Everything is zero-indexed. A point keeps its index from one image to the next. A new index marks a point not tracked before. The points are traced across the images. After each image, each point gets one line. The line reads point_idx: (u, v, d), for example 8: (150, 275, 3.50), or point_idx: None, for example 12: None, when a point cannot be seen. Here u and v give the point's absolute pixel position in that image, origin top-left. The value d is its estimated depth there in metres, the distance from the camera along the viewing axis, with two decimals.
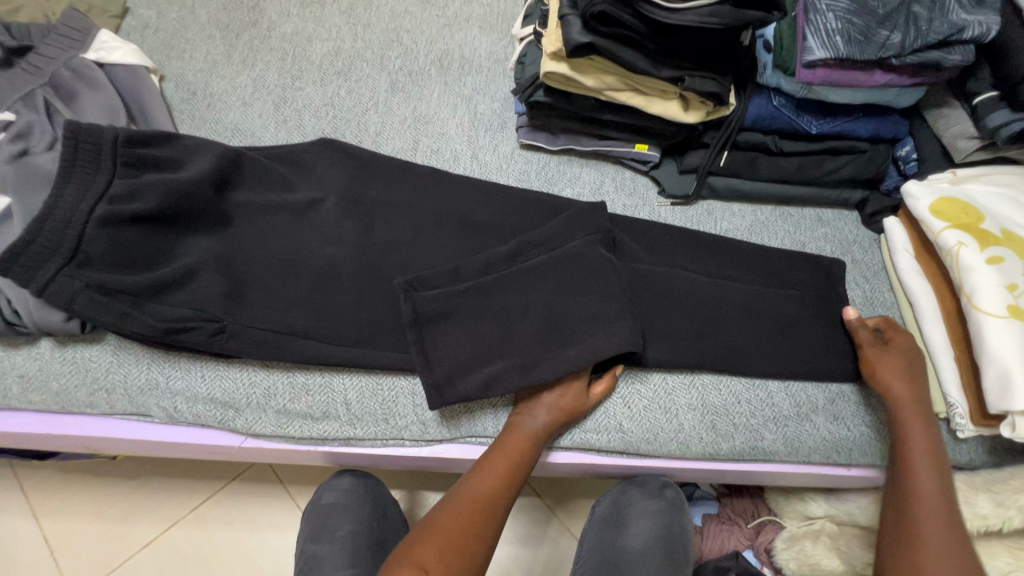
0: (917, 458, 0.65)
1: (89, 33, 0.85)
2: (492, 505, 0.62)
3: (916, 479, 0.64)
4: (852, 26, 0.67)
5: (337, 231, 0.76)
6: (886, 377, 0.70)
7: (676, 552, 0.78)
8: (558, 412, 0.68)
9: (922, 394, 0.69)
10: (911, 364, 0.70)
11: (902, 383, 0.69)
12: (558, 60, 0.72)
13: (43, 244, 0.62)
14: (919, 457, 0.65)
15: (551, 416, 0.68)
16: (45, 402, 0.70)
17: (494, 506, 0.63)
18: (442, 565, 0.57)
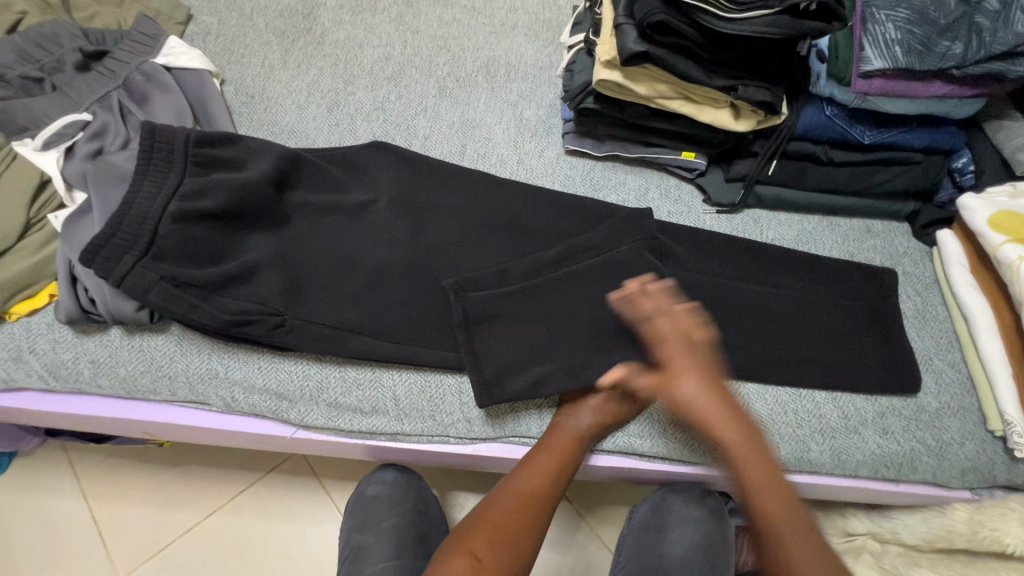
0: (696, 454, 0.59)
1: (159, 39, 0.90)
2: (540, 500, 0.64)
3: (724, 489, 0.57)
4: (912, 37, 0.67)
5: (389, 232, 0.79)
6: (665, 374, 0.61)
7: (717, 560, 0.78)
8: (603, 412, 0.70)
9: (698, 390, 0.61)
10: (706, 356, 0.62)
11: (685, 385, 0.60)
12: (612, 68, 0.73)
13: (123, 237, 0.66)
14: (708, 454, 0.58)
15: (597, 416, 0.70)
16: (112, 387, 0.73)
17: (542, 501, 0.64)
18: (494, 554, 0.59)
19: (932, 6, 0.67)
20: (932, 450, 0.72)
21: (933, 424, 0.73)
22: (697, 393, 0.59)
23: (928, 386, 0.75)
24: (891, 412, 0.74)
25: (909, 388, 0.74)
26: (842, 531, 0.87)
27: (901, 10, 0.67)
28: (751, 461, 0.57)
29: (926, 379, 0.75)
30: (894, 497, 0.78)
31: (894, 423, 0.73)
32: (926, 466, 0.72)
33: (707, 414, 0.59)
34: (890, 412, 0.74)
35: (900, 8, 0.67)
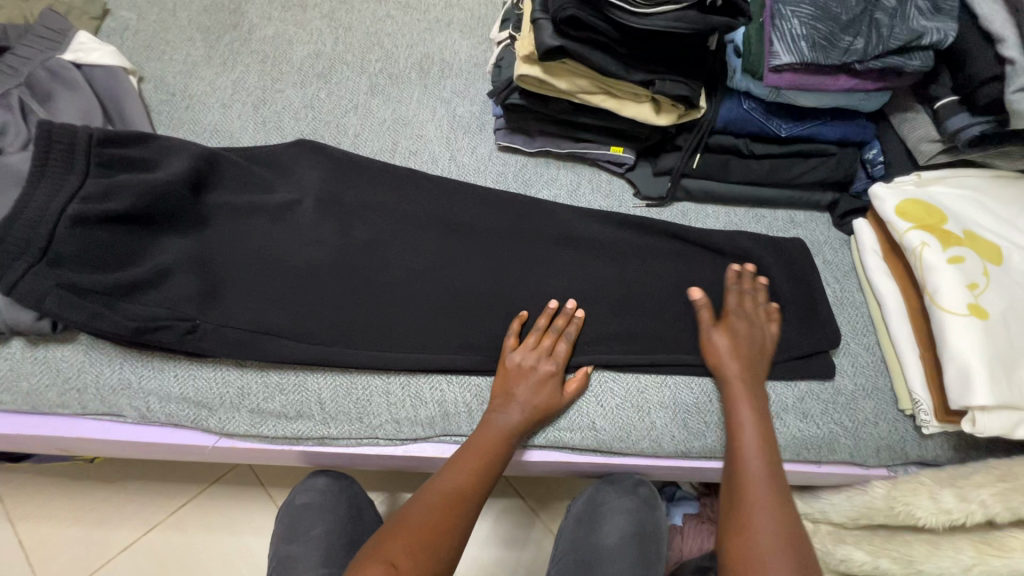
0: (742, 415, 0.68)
1: (67, 35, 0.86)
2: (464, 505, 0.63)
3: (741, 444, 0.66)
4: (816, 32, 0.69)
5: (314, 233, 0.77)
6: (718, 355, 0.72)
7: (649, 548, 0.79)
8: (530, 405, 0.69)
9: (753, 371, 0.71)
10: (745, 344, 0.73)
11: (732, 361, 0.71)
12: (532, 64, 0.73)
13: (15, 242, 0.62)
14: (745, 413, 0.68)
15: (524, 407, 0.69)
16: (15, 402, 0.69)
17: (467, 505, 0.63)
18: (411, 562, 0.57)
19: (835, 3, 0.69)
20: (849, 432, 0.75)
21: (849, 406, 0.76)
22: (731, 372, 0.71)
23: (844, 368, 0.78)
24: (810, 396, 0.76)
25: (825, 373, 0.77)
26: None
27: (805, 6, 0.69)
28: (749, 442, 0.66)
29: (843, 363, 0.78)
30: (818, 478, 0.81)
31: (813, 406, 0.76)
32: (842, 446, 0.75)
33: (735, 387, 0.70)
34: (809, 396, 0.76)
35: (804, 4, 0.69)
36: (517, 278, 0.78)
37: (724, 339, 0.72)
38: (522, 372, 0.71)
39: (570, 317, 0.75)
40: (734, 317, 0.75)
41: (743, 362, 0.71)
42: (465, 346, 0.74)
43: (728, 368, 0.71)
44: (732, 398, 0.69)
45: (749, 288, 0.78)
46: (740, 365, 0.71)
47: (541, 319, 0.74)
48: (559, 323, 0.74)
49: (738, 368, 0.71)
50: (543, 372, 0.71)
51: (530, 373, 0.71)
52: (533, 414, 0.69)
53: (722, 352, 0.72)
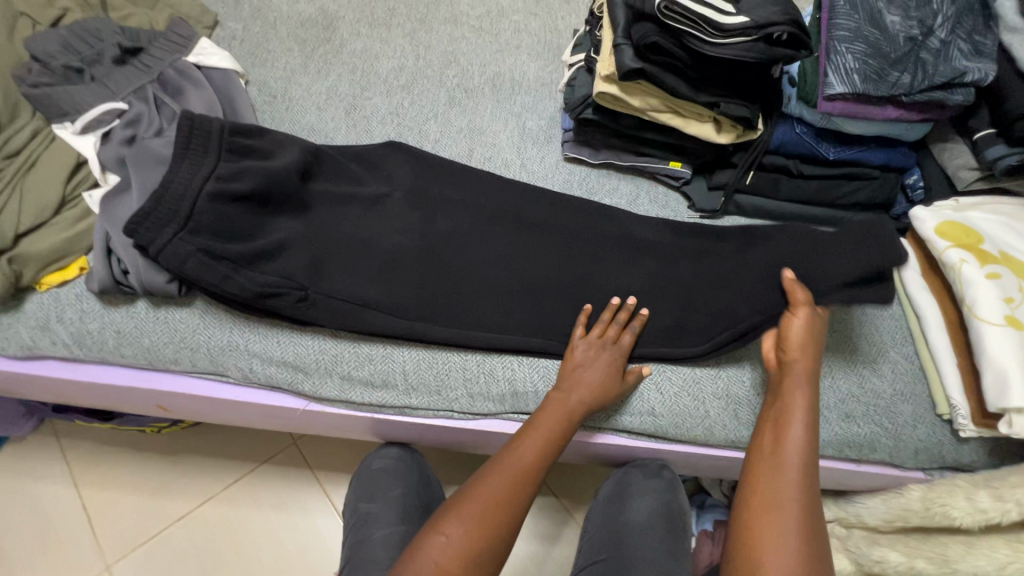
0: (794, 394, 0.72)
1: (192, 40, 0.97)
2: (524, 477, 0.68)
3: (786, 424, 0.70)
4: (868, 67, 0.77)
5: (403, 222, 0.85)
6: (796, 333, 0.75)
7: (673, 523, 0.86)
8: (596, 386, 0.75)
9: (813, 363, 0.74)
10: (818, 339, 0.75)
11: (801, 351, 0.74)
12: (610, 82, 0.82)
13: (164, 211, 0.72)
14: (799, 398, 0.72)
15: (590, 387, 0.75)
16: (135, 356, 0.77)
17: (529, 475, 0.69)
18: (464, 532, 0.63)
19: (885, 42, 0.78)
20: (889, 433, 0.80)
21: (889, 408, 0.81)
22: (800, 351, 0.74)
23: (885, 373, 0.83)
24: (852, 398, 0.82)
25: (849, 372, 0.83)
26: None
27: (859, 43, 0.78)
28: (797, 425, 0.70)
29: (884, 368, 0.84)
30: (856, 477, 0.86)
31: (855, 408, 0.81)
32: (882, 445, 0.80)
33: (801, 367, 0.74)
34: (851, 398, 0.82)
35: (857, 42, 0.78)
36: (583, 274, 0.86)
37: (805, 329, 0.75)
38: (589, 359, 0.77)
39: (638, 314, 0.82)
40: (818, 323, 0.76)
41: (809, 348, 0.75)
42: (537, 330, 0.81)
43: (800, 347, 0.75)
44: (788, 381, 0.73)
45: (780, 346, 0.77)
46: (808, 347, 0.75)
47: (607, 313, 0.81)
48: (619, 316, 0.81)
49: (805, 354, 0.74)
50: (609, 359, 0.77)
51: (596, 358, 0.77)
52: (594, 395, 0.75)
53: (794, 333, 0.75)
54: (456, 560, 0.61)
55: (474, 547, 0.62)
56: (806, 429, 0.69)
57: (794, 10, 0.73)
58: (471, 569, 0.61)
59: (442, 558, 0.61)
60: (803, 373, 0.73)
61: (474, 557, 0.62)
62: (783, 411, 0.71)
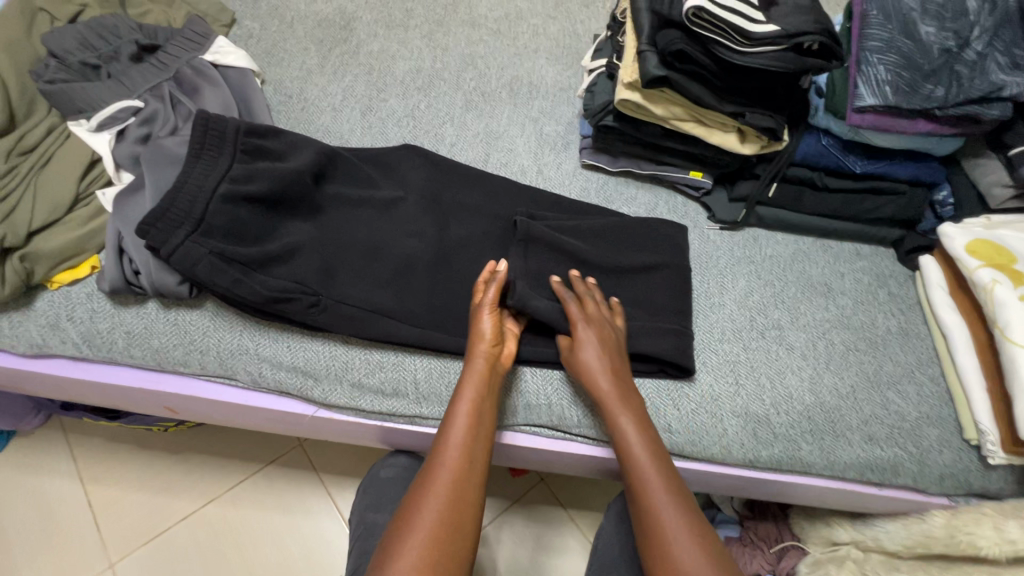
0: (615, 403, 0.70)
1: (209, 38, 0.96)
2: (460, 485, 0.61)
3: (625, 440, 0.68)
4: (900, 79, 0.75)
5: (417, 226, 0.83)
6: (579, 344, 0.73)
7: None
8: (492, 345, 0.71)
9: (617, 368, 0.73)
10: (603, 341, 0.73)
11: (595, 363, 0.72)
12: (632, 90, 0.80)
13: (176, 212, 0.71)
14: (620, 410, 0.70)
15: (487, 351, 0.71)
16: (143, 357, 0.76)
17: (462, 479, 0.61)
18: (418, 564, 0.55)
19: (918, 53, 0.76)
20: (913, 457, 0.77)
21: (914, 432, 0.78)
22: (588, 358, 0.72)
23: (910, 396, 0.80)
24: (875, 420, 0.79)
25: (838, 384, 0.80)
26: (828, 541, 0.96)
27: (891, 54, 0.76)
28: (631, 434, 0.69)
29: (909, 390, 0.81)
30: (878, 502, 0.84)
31: (878, 430, 0.78)
32: (907, 470, 0.77)
33: (596, 379, 0.71)
34: (874, 420, 0.79)
35: (889, 53, 0.76)
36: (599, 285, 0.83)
37: (586, 335, 0.73)
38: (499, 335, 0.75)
39: (586, 296, 0.77)
40: (587, 320, 0.74)
41: (600, 352, 0.72)
42: (551, 340, 0.79)
43: (587, 351, 0.72)
44: (605, 394, 0.71)
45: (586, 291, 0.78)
46: (595, 352, 0.72)
47: (567, 307, 0.75)
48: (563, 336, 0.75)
49: (589, 358, 0.72)
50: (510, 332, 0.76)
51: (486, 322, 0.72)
52: (493, 359, 0.71)
53: (591, 371, 0.71)
54: None
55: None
56: (644, 434, 0.69)
57: (826, 19, 0.71)
58: None
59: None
60: (606, 385, 0.71)
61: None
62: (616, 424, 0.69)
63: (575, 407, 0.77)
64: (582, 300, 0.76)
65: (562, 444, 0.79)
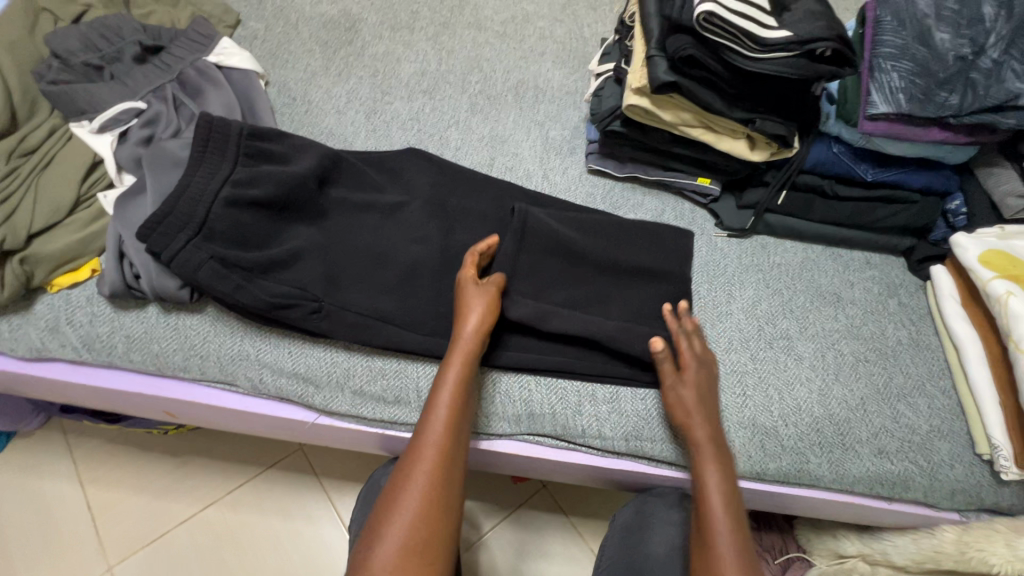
0: (698, 429, 0.70)
1: (213, 40, 0.95)
2: (444, 460, 0.62)
3: (704, 466, 0.68)
4: (914, 86, 0.74)
5: (421, 231, 0.82)
6: (687, 381, 0.73)
7: None
8: (481, 323, 0.70)
9: (709, 397, 0.72)
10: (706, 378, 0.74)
11: (692, 393, 0.72)
12: (641, 95, 0.79)
13: (178, 217, 0.70)
14: (701, 435, 0.70)
15: (475, 328, 0.70)
16: (143, 362, 0.76)
17: (447, 454, 0.63)
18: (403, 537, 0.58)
19: (933, 61, 0.74)
20: (925, 471, 0.76)
21: (925, 446, 0.77)
22: (688, 390, 0.72)
23: (921, 408, 0.79)
24: (885, 433, 0.77)
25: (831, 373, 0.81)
26: (834, 553, 0.95)
27: (905, 61, 0.74)
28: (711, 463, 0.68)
29: (920, 403, 0.79)
30: (887, 516, 0.82)
31: (888, 443, 0.77)
32: (917, 484, 0.76)
33: (691, 406, 0.71)
34: (883, 433, 0.77)
35: (903, 60, 0.75)
36: (605, 292, 0.82)
37: (693, 375, 0.73)
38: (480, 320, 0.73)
39: (699, 336, 0.77)
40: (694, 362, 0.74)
41: (703, 391, 0.72)
42: (556, 349, 0.78)
43: (687, 387, 0.72)
44: (688, 419, 0.71)
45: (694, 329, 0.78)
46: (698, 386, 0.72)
47: (679, 341, 0.75)
48: (669, 360, 0.74)
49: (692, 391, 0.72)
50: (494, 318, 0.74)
51: (474, 300, 0.72)
52: (481, 335, 0.70)
53: (687, 406, 0.71)
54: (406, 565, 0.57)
55: (414, 547, 0.57)
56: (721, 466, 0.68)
57: (840, 26, 0.70)
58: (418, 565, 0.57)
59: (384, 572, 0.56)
60: (701, 416, 0.71)
61: (414, 559, 0.57)
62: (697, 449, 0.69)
63: (580, 417, 0.76)
64: (692, 338, 0.77)
65: (567, 455, 0.78)
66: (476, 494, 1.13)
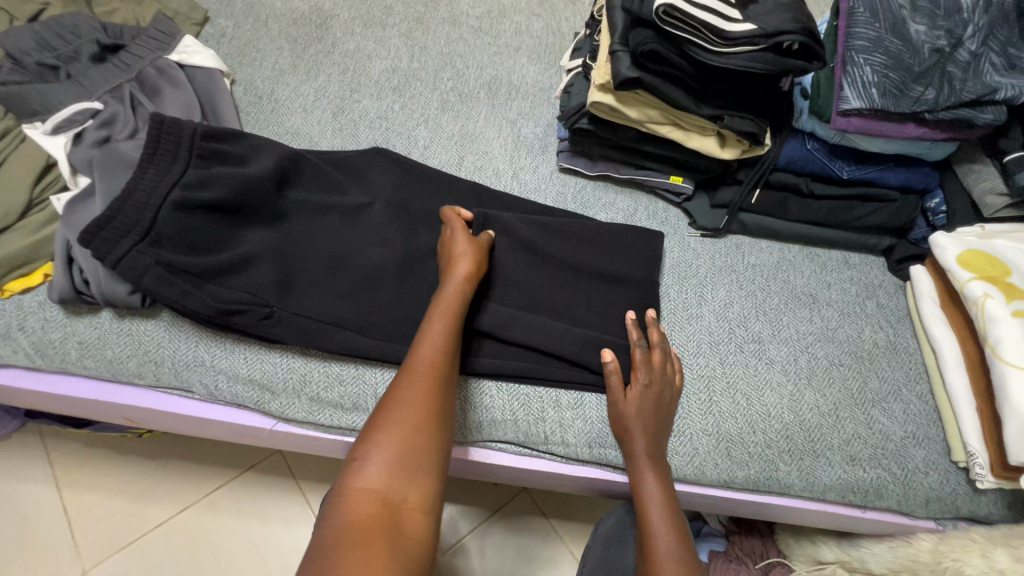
0: (637, 436, 0.69)
1: (175, 37, 0.93)
2: (437, 380, 0.62)
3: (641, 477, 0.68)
4: (887, 80, 0.71)
5: (382, 234, 0.80)
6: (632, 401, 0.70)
7: None
8: (469, 273, 0.71)
9: (657, 403, 0.71)
10: (655, 397, 0.71)
11: (631, 405, 0.70)
12: (605, 92, 0.77)
13: (124, 220, 0.69)
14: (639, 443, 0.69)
15: (464, 274, 0.71)
16: (97, 368, 0.74)
17: (443, 376, 0.63)
18: (398, 449, 0.56)
19: (908, 54, 0.71)
20: (898, 478, 0.73)
21: (899, 453, 0.74)
22: (627, 404, 0.70)
23: (896, 415, 0.77)
24: (857, 439, 0.75)
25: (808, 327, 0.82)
26: (813, 560, 0.93)
27: (878, 54, 0.71)
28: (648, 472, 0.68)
29: (895, 409, 0.77)
30: (863, 525, 0.80)
31: (861, 451, 0.74)
32: (890, 493, 0.73)
33: (631, 417, 0.70)
34: (856, 439, 0.75)
35: (876, 53, 0.71)
36: (571, 296, 0.79)
37: (637, 392, 0.71)
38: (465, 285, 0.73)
39: (659, 348, 0.74)
40: (644, 375, 0.71)
41: (652, 409, 0.70)
42: (519, 354, 0.76)
43: (625, 402, 0.71)
44: (627, 428, 0.70)
45: (658, 341, 0.75)
46: (642, 402, 0.70)
47: (635, 353, 0.73)
48: (618, 373, 0.72)
49: (633, 407, 0.70)
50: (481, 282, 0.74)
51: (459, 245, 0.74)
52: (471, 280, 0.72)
53: (624, 420, 0.70)
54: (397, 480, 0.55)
55: (407, 460, 0.56)
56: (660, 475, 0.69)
57: (807, 17, 0.67)
58: (411, 476, 0.55)
59: (376, 486, 0.54)
60: (637, 423, 0.70)
61: (407, 472, 0.55)
62: (635, 459, 0.69)
63: (542, 423, 0.74)
64: (652, 351, 0.74)
65: (531, 461, 0.76)
66: (453, 497, 1.12)
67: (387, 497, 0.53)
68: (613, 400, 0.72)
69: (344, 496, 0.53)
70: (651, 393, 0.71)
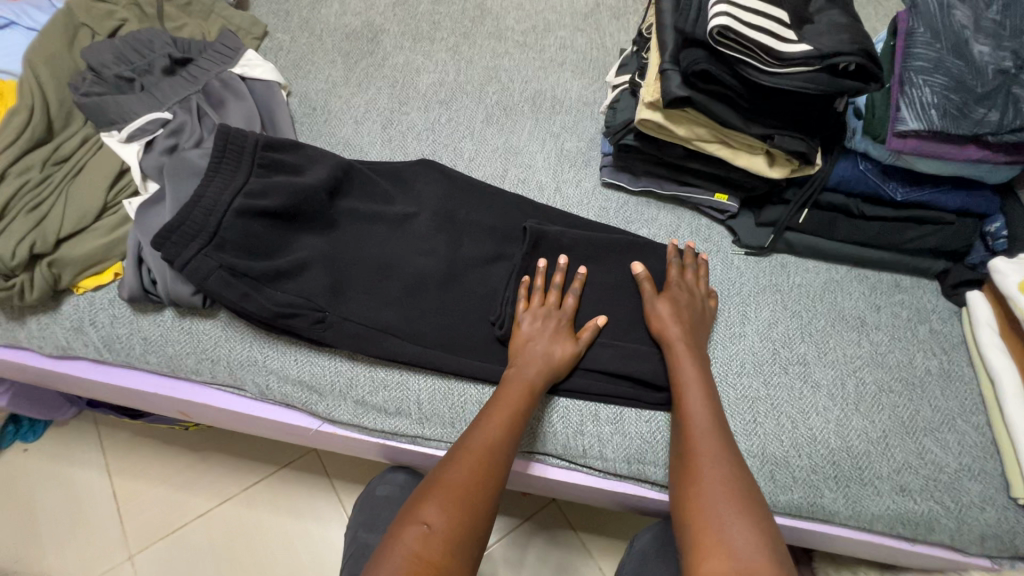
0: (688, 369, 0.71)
1: (239, 51, 0.98)
2: (491, 457, 0.63)
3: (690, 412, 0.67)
4: (948, 102, 0.69)
5: (429, 243, 0.82)
6: (670, 317, 0.75)
7: None
8: (570, 355, 0.73)
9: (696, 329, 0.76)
10: (689, 310, 0.77)
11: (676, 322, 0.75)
12: (654, 110, 0.77)
13: (191, 225, 0.73)
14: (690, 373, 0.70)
15: (558, 358, 0.72)
16: (158, 363, 0.78)
17: (499, 454, 0.63)
18: (445, 517, 0.57)
19: (970, 75, 0.70)
20: (951, 513, 0.71)
21: (953, 485, 0.72)
22: (670, 315, 0.75)
23: (949, 445, 0.74)
24: (908, 470, 0.72)
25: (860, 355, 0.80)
26: None
27: (938, 76, 0.70)
28: (696, 402, 0.67)
29: (949, 439, 0.74)
30: (911, 558, 0.77)
31: (912, 481, 0.72)
32: (942, 527, 0.71)
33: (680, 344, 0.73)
34: (907, 470, 0.72)
35: (937, 74, 0.70)
36: (613, 310, 0.80)
37: (675, 301, 0.76)
38: (535, 330, 0.74)
39: (692, 268, 0.81)
40: (677, 287, 0.78)
41: (691, 325, 0.75)
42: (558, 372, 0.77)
43: (667, 313, 0.75)
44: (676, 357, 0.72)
45: (692, 263, 0.82)
46: (683, 318, 0.75)
47: (670, 268, 0.80)
48: (651, 281, 0.79)
49: (675, 316, 0.75)
50: (555, 327, 0.74)
51: (553, 322, 0.75)
52: (569, 362, 0.73)
53: (664, 320, 0.75)
54: (439, 548, 0.55)
55: (457, 533, 0.57)
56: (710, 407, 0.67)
57: (864, 39, 0.66)
58: (458, 551, 0.56)
59: (422, 547, 0.55)
60: (681, 344, 0.73)
61: (454, 547, 0.56)
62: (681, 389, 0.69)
63: (581, 437, 0.75)
64: (685, 269, 0.81)
65: (568, 474, 0.76)
66: None
67: (427, 558, 0.55)
68: (654, 315, 0.76)
69: (396, 550, 0.56)
70: (684, 302, 0.77)
